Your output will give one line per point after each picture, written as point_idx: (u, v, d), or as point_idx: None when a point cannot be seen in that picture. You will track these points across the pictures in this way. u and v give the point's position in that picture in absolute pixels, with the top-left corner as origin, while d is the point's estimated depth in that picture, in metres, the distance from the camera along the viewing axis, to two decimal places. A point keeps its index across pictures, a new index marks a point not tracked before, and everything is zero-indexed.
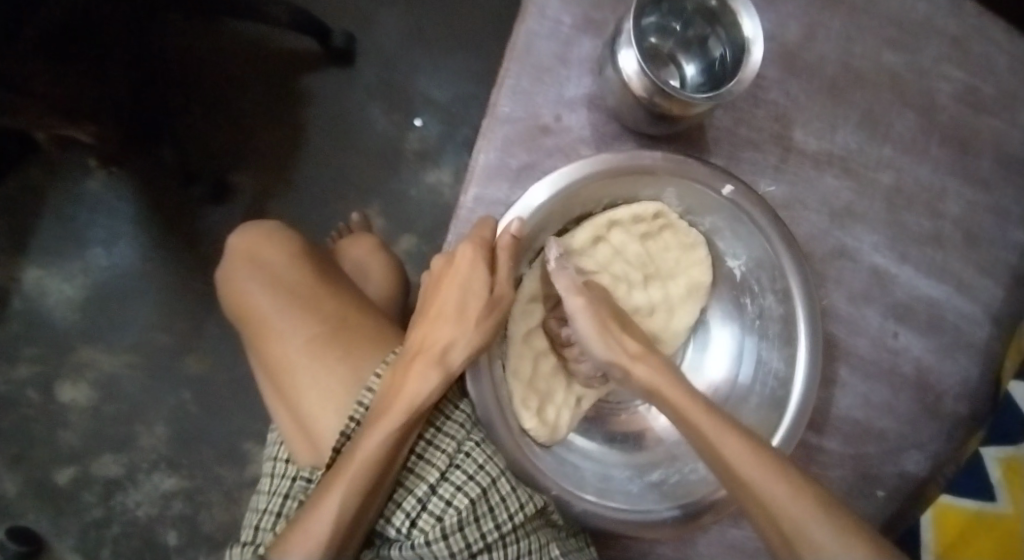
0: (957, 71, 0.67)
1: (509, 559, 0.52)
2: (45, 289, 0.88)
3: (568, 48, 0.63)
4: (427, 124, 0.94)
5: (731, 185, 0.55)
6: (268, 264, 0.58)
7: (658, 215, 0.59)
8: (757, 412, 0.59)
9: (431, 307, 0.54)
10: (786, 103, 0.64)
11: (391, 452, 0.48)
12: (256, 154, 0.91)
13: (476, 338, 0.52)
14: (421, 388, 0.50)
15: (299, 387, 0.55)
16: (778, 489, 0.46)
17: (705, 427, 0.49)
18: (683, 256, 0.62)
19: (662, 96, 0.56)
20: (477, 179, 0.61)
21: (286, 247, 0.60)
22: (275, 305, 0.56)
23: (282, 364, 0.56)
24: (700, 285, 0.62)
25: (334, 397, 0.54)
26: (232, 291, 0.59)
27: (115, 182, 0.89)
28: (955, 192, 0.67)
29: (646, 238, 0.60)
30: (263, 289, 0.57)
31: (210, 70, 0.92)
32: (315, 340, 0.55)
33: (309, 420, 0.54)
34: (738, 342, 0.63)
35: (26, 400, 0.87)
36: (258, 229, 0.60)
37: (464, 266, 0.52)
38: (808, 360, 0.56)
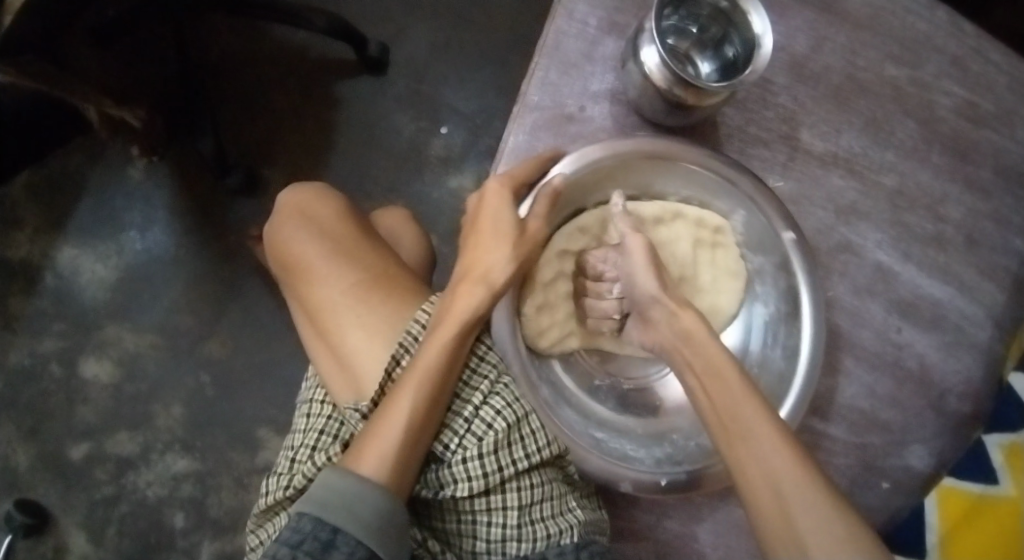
0: (956, 87, 0.71)
1: (533, 498, 0.52)
2: (76, 268, 0.91)
3: (594, 47, 0.69)
4: (451, 132, 0.99)
5: (791, 234, 0.58)
6: (315, 217, 0.62)
7: (717, 230, 0.63)
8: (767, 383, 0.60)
9: (471, 239, 0.57)
10: (793, 107, 0.69)
11: (445, 367, 0.51)
12: (288, 151, 0.96)
13: (515, 261, 0.55)
14: (465, 305, 0.53)
15: (343, 333, 0.56)
16: (762, 433, 0.45)
17: (715, 354, 0.50)
18: (721, 275, 0.64)
19: (681, 87, 0.61)
20: (505, 159, 0.67)
21: (332, 207, 0.63)
22: (322, 253, 0.59)
23: (322, 308, 0.58)
24: (722, 311, 0.63)
25: (375, 336, 0.56)
26: (277, 244, 0.62)
27: (154, 171, 0.93)
28: (956, 198, 0.70)
29: (698, 246, 0.63)
30: (309, 239, 0.60)
31: (252, 73, 0.97)
32: (357, 287, 0.58)
33: (352, 358, 0.56)
34: (746, 316, 0.65)
35: (49, 374, 0.89)
36: (305, 190, 0.64)
37: (492, 202, 0.56)
38: (813, 337, 0.57)
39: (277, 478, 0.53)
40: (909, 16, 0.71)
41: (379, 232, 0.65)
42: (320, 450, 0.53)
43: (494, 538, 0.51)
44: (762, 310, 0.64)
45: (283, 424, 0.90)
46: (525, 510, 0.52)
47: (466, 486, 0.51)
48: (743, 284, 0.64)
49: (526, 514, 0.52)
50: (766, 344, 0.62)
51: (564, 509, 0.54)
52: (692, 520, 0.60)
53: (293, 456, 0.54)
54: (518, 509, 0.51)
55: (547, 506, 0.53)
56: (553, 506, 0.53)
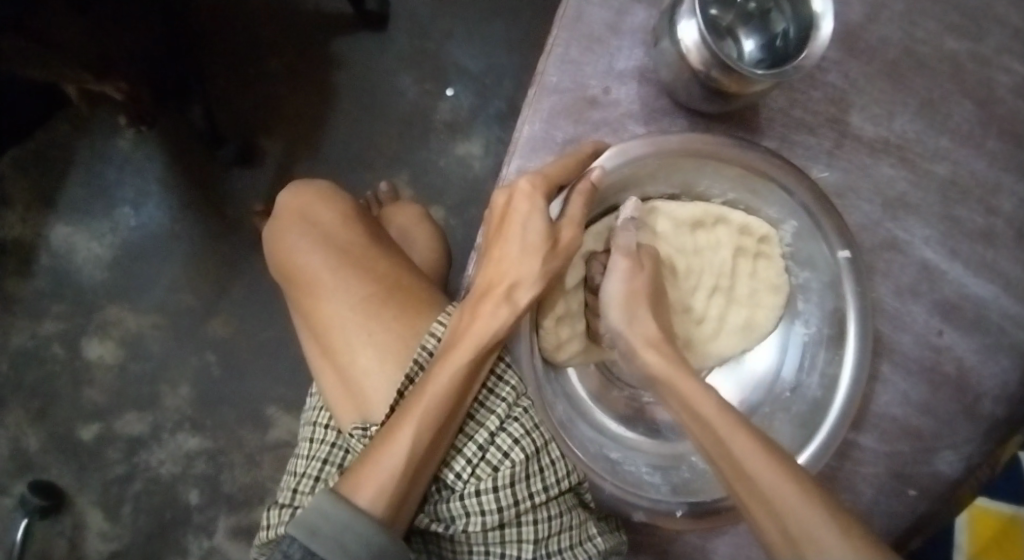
0: (1019, 63, 0.64)
1: (552, 530, 0.51)
2: (72, 246, 0.88)
3: (621, 17, 0.63)
4: (459, 93, 0.92)
5: (847, 254, 0.55)
6: (319, 223, 0.59)
7: (762, 239, 0.59)
8: (792, 421, 0.56)
9: (493, 248, 0.53)
10: (843, 86, 0.63)
11: (456, 394, 0.49)
12: (286, 115, 0.90)
13: (542, 280, 0.52)
14: (488, 324, 0.50)
15: (350, 349, 0.54)
16: (761, 466, 0.42)
17: (686, 387, 0.47)
18: (763, 288, 0.59)
19: (721, 70, 0.55)
20: (520, 151, 0.61)
21: (337, 210, 0.61)
22: (326, 263, 0.57)
23: (327, 323, 0.56)
24: (757, 326, 0.59)
25: (384, 355, 0.54)
26: (279, 251, 0.59)
27: (143, 141, 0.88)
28: (1010, 188, 0.65)
29: (739, 254, 0.59)
30: (312, 246, 0.57)
31: (243, 29, 0.90)
32: (365, 301, 0.55)
33: (359, 380, 0.54)
34: (783, 336, 0.60)
35: (52, 355, 0.87)
36: (310, 189, 0.61)
37: (521, 207, 0.52)
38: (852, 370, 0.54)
39: (278, 510, 0.52)
40: None
41: (387, 235, 0.62)
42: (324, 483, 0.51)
43: None
44: (802, 330, 0.59)
45: (292, 402, 0.89)
46: (542, 542, 0.51)
47: (480, 519, 0.49)
48: (785, 300, 0.59)
49: (542, 547, 0.51)
50: (802, 368, 0.58)
51: (583, 537, 0.53)
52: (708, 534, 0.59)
53: (294, 486, 0.52)
54: (534, 542, 0.50)
55: (565, 537, 0.52)
56: (573, 536, 0.53)
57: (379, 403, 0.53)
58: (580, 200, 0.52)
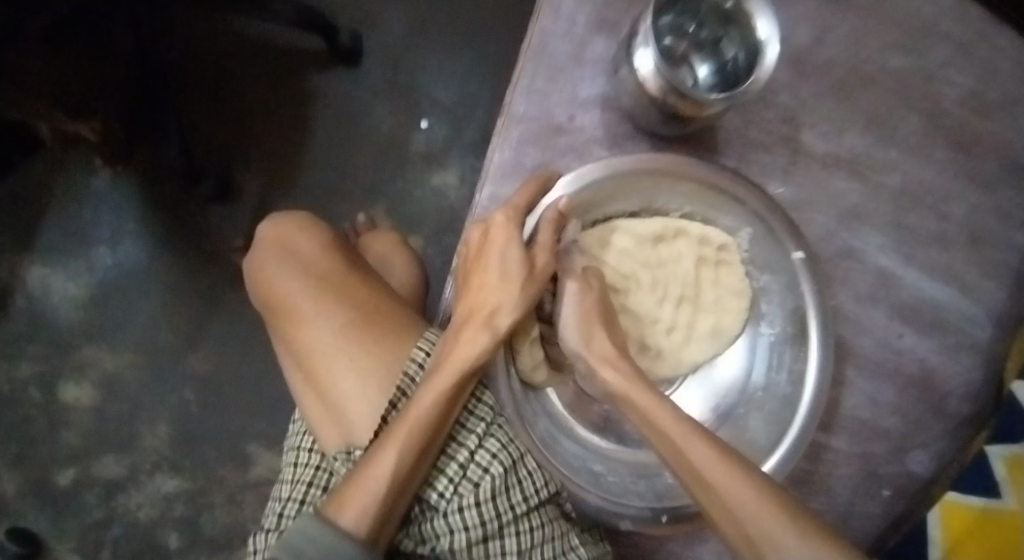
0: (961, 77, 0.68)
1: (536, 542, 0.52)
2: (47, 288, 0.87)
3: (582, 47, 0.65)
4: (432, 126, 0.94)
5: (801, 252, 0.58)
6: (299, 251, 0.60)
7: (721, 247, 0.60)
8: (764, 420, 0.59)
9: (471, 277, 0.54)
10: (794, 106, 0.66)
11: (440, 415, 0.49)
12: (260, 152, 0.91)
13: (521, 305, 0.52)
14: (470, 350, 0.50)
15: (332, 374, 0.55)
16: (713, 470, 0.45)
17: (646, 400, 0.49)
18: (725, 294, 0.61)
19: (677, 96, 0.57)
20: (491, 177, 0.63)
21: (315, 236, 0.61)
22: (308, 291, 0.57)
23: (309, 352, 0.56)
24: (724, 331, 0.61)
25: (365, 383, 0.54)
26: (260, 278, 0.59)
27: (120, 181, 0.89)
28: (960, 196, 0.68)
29: (702, 263, 0.60)
30: (293, 276, 0.58)
31: (218, 68, 0.92)
32: (346, 327, 0.55)
33: (342, 406, 0.54)
34: (750, 341, 0.62)
35: (28, 399, 0.86)
36: (289, 221, 0.62)
37: (498, 236, 0.53)
38: (819, 368, 0.57)
39: (265, 535, 0.52)
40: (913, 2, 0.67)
41: (366, 259, 0.62)
42: (309, 506, 0.52)
43: None
44: (767, 331, 0.62)
45: (274, 437, 0.89)
46: (525, 554, 0.52)
47: (463, 535, 0.50)
48: (748, 304, 0.61)
49: (526, 558, 0.52)
50: (771, 368, 0.61)
51: (566, 547, 0.54)
52: (692, 541, 0.59)
53: (280, 511, 0.52)
54: (518, 554, 0.51)
55: (549, 548, 0.53)
56: (555, 547, 0.53)
57: (363, 427, 0.53)
58: (549, 228, 0.54)
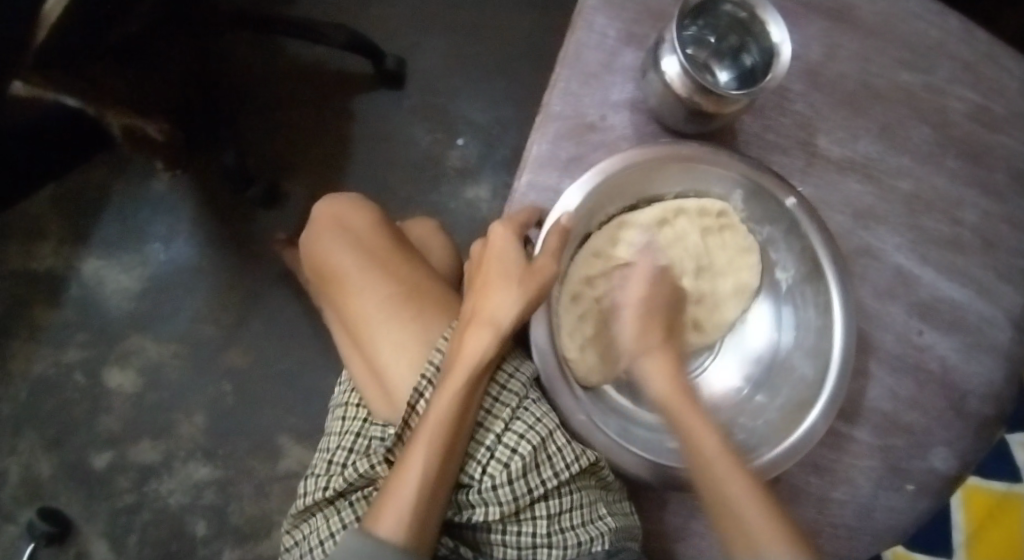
0: (970, 92, 0.72)
1: (564, 509, 0.55)
2: (101, 279, 0.93)
3: (613, 57, 0.70)
4: (468, 143, 1.00)
5: (793, 198, 0.61)
6: (351, 228, 0.65)
7: (721, 214, 0.64)
8: (790, 393, 0.63)
9: (477, 285, 0.57)
10: (809, 114, 0.69)
11: (459, 411, 0.52)
12: (306, 162, 0.98)
13: (522, 304, 0.54)
14: (476, 349, 0.53)
15: (377, 340, 0.59)
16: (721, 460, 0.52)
17: (674, 394, 0.56)
18: (736, 257, 0.65)
19: (701, 95, 0.62)
20: (529, 167, 0.67)
21: (367, 216, 0.66)
22: (357, 265, 0.62)
23: (356, 318, 0.60)
24: (746, 287, 0.66)
25: (405, 351, 0.58)
26: (315, 253, 0.65)
27: (177, 184, 0.95)
28: (972, 202, 0.71)
29: (706, 234, 0.64)
30: (344, 250, 0.63)
31: (272, 87, 0.99)
32: (390, 300, 0.59)
33: (384, 373, 0.57)
34: (773, 311, 0.68)
35: (74, 383, 0.90)
36: (341, 202, 0.67)
37: (498, 243, 0.57)
38: (843, 338, 0.61)
39: (315, 479, 0.55)
40: (922, 23, 0.72)
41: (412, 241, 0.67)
42: (357, 454, 0.55)
43: (525, 546, 0.54)
44: (790, 309, 0.66)
45: (305, 432, 0.91)
46: (554, 519, 0.54)
47: (496, 509, 0.53)
48: (756, 259, 0.65)
49: (555, 523, 0.54)
50: (796, 337, 0.66)
51: (593, 516, 0.55)
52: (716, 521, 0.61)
53: (329, 458, 0.56)
54: (547, 518, 0.54)
55: (576, 515, 0.55)
56: (583, 515, 0.55)
57: (403, 391, 0.57)
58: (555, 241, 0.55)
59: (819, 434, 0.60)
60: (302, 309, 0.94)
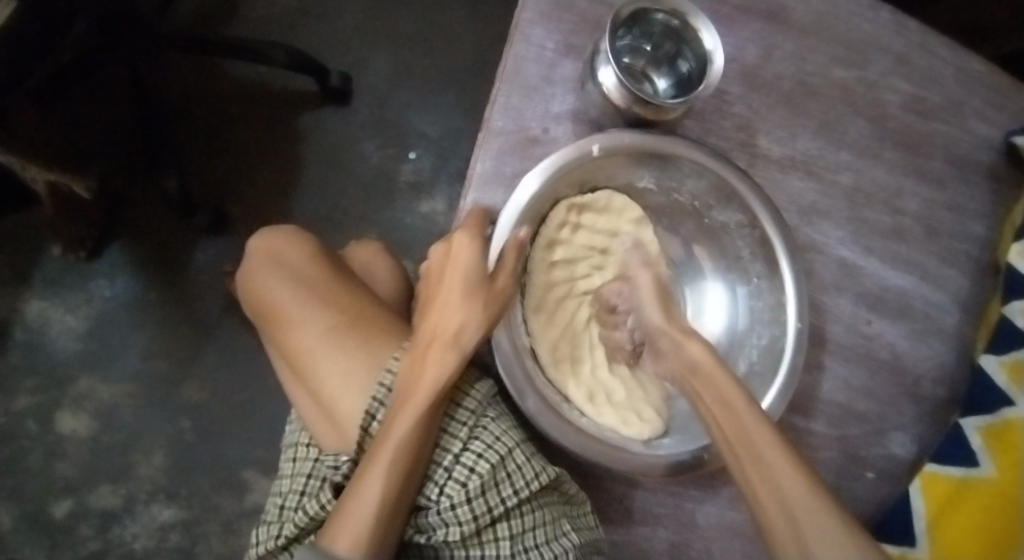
0: (905, 83, 0.73)
1: (525, 528, 0.54)
2: (46, 320, 0.90)
3: (552, 69, 0.69)
4: (420, 156, 0.99)
5: (597, 143, 0.58)
6: (286, 261, 0.63)
7: (569, 209, 0.62)
8: (758, 359, 0.63)
9: (436, 296, 0.56)
10: (748, 115, 0.69)
11: (415, 440, 0.51)
12: (252, 187, 0.95)
13: (485, 322, 0.54)
14: (437, 372, 0.52)
15: (320, 374, 0.58)
16: (762, 439, 0.50)
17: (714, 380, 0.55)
18: (610, 216, 0.65)
19: (640, 105, 0.63)
20: (474, 186, 0.66)
21: (303, 249, 0.64)
22: (295, 296, 0.60)
23: (299, 352, 0.59)
24: (641, 219, 0.66)
25: (351, 385, 0.57)
26: (252, 290, 0.63)
27: (119, 218, 0.92)
28: (913, 190, 0.72)
29: (578, 229, 0.64)
30: (281, 285, 0.62)
31: (217, 109, 0.97)
32: (334, 330, 0.59)
33: (333, 404, 0.57)
34: (729, 293, 0.69)
35: (25, 432, 0.87)
36: (278, 234, 0.65)
37: (461, 256, 0.55)
38: (798, 302, 0.61)
39: (266, 527, 0.55)
40: (854, 18, 0.73)
41: (352, 271, 0.65)
42: (308, 496, 0.53)
43: None
44: (745, 289, 0.67)
45: (270, 463, 0.89)
46: (516, 539, 0.54)
47: (457, 530, 0.52)
48: (627, 205, 0.65)
49: (518, 543, 0.54)
50: (751, 318, 0.66)
51: (556, 533, 0.55)
52: (685, 528, 0.62)
53: (281, 502, 0.55)
54: (510, 539, 0.54)
55: (539, 533, 0.55)
56: (546, 532, 0.55)
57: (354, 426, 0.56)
58: (509, 257, 0.55)
59: (778, 412, 0.59)
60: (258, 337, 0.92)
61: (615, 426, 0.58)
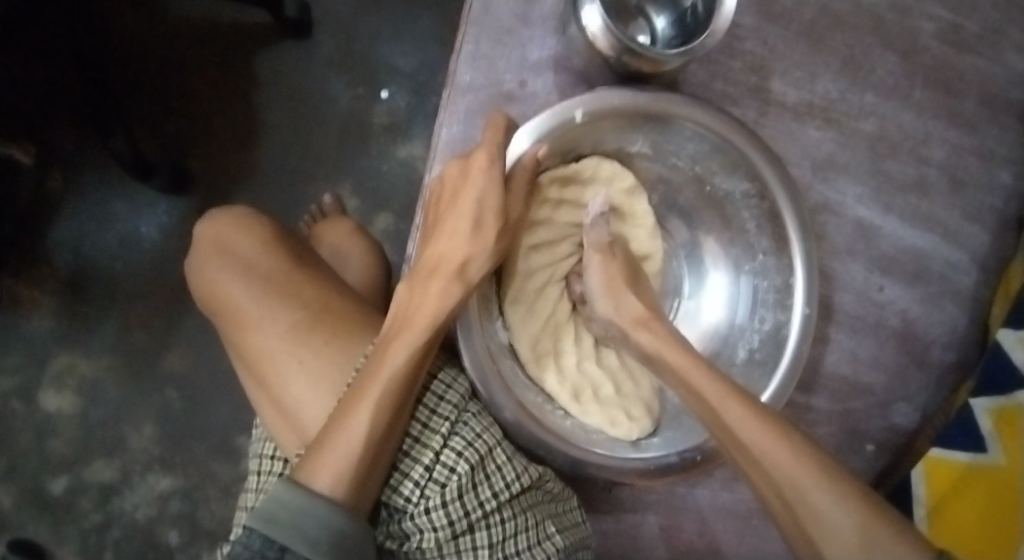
0: (938, 10, 0.64)
1: (506, 535, 0.50)
2: (14, 297, 0.86)
3: (529, 6, 0.60)
4: (394, 95, 0.91)
5: (580, 109, 0.52)
6: (237, 251, 0.57)
7: (551, 182, 0.56)
8: (761, 349, 0.59)
9: (444, 222, 0.52)
10: (762, 53, 0.61)
11: (412, 372, 0.47)
12: (211, 139, 0.88)
13: (491, 256, 0.52)
14: (441, 302, 0.49)
15: (282, 374, 0.52)
16: (746, 426, 0.45)
17: (677, 358, 0.51)
18: (600, 185, 0.59)
19: (631, 56, 0.54)
20: (441, 155, 0.59)
21: (259, 236, 0.58)
22: (250, 295, 0.54)
23: (257, 354, 0.53)
24: (632, 190, 0.60)
25: (315, 387, 0.52)
26: (202, 284, 0.57)
27: (73, 182, 0.86)
28: (939, 136, 0.64)
29: (561, 206, 0.59)
30: (235, 282, 0.55)
31: (162, 51, 0.88)
32: (296, 328, 0.53)
33: (297, 408, 0.52)
34: (733, 280, 0.63)
35: (12, 412, 0.86)
36: (226, 219, 0.59)
37: (476, 180, 0.51)
38: (806, 285, 0.56)
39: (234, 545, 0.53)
40: None
41: (317, 258, 0.60)
42: None
43: None
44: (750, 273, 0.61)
45: None
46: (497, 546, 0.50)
47: (433, 535, 0.48)
48: (620, 174, 0.59)
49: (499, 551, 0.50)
50: (755, 306, 0.60)
51: (541, 536, 0.52)
52: (675, 513, 0.60)
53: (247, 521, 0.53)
54: (490, 547, 0.50)
55: (522, 539, 0.51)
56: (529, 537, 0.51)
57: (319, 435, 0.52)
58: (521, 180, 0.52)
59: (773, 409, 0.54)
60: None
61: (603, 427, 0.56)
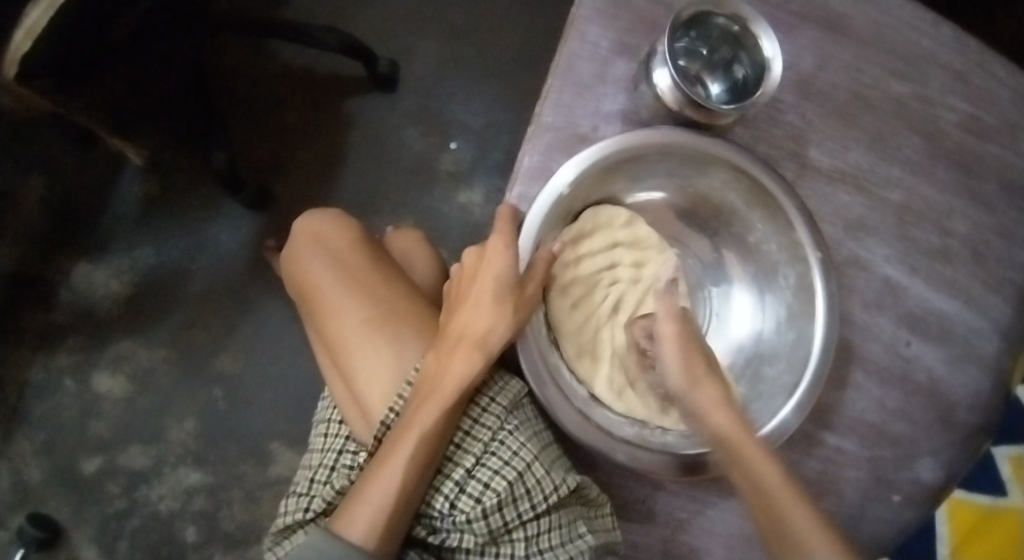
0: (962, 103, 0.72)
1: (540, 530, 0.54)
2: (90, 282, 0.92)
3: (605, 68, 0.67)
4: (461, 147, 1.00)
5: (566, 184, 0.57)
6: (330, 244, 0.64)
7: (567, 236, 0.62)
8: (782, 364, 0.63)
9: (466, 298, 0.57)
10: (801, 125, 0.68)
11: (438, 431, 0.52)
12: (295, 167, 0.97)
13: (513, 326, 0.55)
14: (464, 370, 0.54)
15: (354, 358, 0.59)
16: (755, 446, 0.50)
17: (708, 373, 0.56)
18: (604, 233, 0.65)
19: (692, 108, 0.62)
20: (521, 180, 0.65)
21: (348, 233, 0.66)
22: (334, 281, 0.62)
23: (335, 336, 0.60)
24: (633, 222, 0.67)
25: (381, 375, 0.58)
26: (296, 270, 0.64)
27: (165, 187, 0.94)
28: (962, 213, 0.71)
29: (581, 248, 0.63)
30: (326, 268, 0.63)
31: (264, 88, 0.99)
32: (369, 320, 0.59)
33: (363, 392, 0.58)
34: (759, 302, 0.69)
35: (62, 388, 0.90)
36: (324, 217, 0.66)
37: (494, 260, 0.56)
38: (825, 317, 0.60)
39: (294, 498, 0.56)
40: (914, 33, 0.71)
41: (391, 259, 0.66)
42: (338, 472, 0.56)
43: None
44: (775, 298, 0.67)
45: (295, 438, 0.91)
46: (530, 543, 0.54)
47: (472, 535, 0.53)
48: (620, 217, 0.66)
49: (533, 544, 0.54)
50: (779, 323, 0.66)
51: (573, 535, 0.55)
52: (705, 535, 0.61)
53: (311, 477, 0.57)
54: (525, 540, 0.54)
55: (554, 535, 0.54)
56: (562, 534, 0.55)
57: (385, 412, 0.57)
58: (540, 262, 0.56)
59: (791, 430, 0.58)
60: (291, 313, 0.93)
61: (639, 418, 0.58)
